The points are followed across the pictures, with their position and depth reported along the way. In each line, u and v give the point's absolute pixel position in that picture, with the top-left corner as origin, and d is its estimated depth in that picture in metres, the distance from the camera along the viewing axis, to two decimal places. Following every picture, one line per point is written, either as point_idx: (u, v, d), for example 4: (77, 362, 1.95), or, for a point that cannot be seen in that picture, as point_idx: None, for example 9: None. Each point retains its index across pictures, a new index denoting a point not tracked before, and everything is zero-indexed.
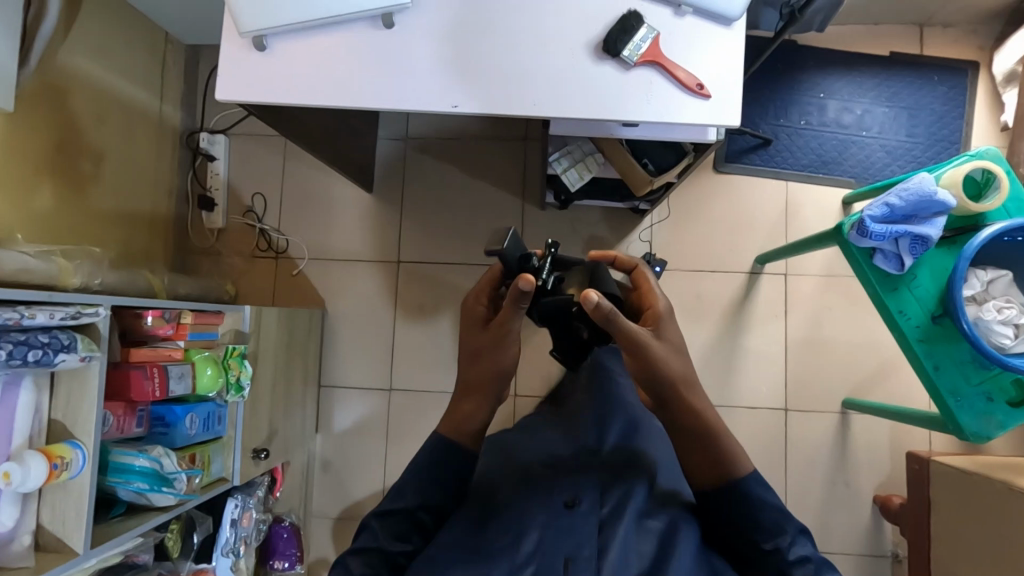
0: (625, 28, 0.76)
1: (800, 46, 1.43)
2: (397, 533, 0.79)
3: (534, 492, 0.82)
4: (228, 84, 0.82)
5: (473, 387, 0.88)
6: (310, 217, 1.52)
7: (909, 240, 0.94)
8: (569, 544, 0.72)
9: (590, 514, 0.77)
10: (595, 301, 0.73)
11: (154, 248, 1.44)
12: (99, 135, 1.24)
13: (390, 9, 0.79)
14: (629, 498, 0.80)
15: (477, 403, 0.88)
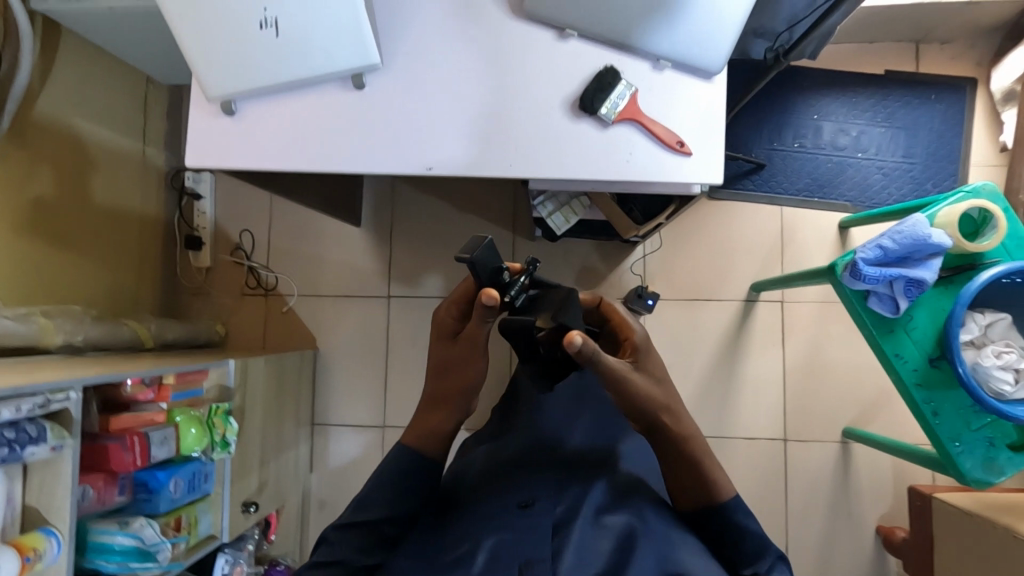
0: (602, 86, 0.74)
1: (791, 70, 1.40)
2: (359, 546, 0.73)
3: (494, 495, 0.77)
4: (198, 152, 0.80)
5: (438, 399, 0.77)
6: (300, 253, 1.51)
7: (904, 283, 0.91)
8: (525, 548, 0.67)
9: (545, 515, 0.72)
10: (579, 344, 0.66)
11: (142, 291, 1.43)
12: (77, 186, 1.23)
13: (359, 70, 0.77)
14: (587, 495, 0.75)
15: (446, 418, 0.77)
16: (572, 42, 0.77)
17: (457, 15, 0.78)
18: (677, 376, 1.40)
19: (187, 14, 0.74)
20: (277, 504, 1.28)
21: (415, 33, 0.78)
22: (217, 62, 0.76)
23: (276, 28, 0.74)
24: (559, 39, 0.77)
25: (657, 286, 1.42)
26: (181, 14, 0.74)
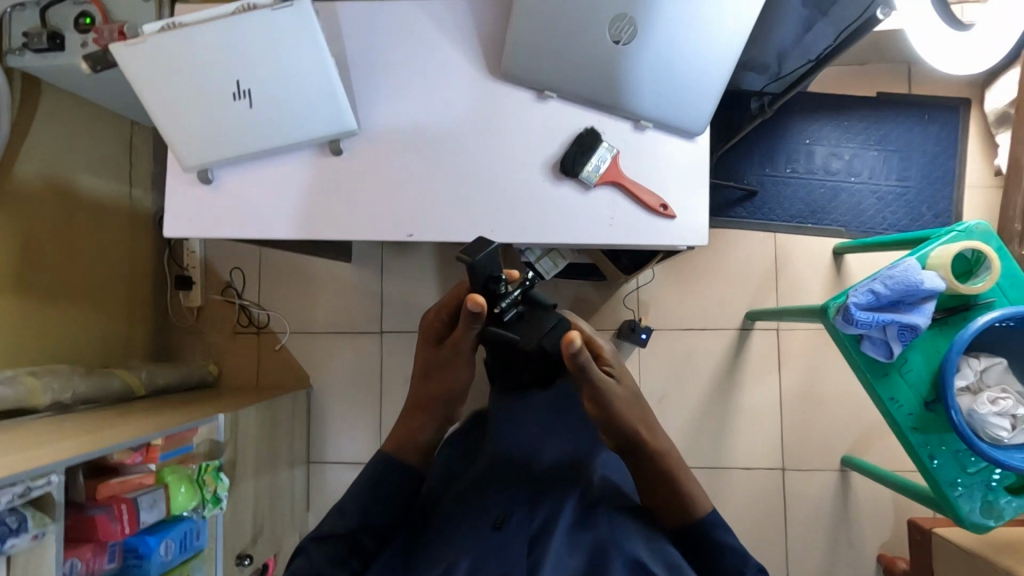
0: (583, 149, 0.73)
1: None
2: (332, 557, 0.70)
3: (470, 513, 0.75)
4: (176, 223, 0.79)
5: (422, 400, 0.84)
6: (291, 290, 1.50)
7: (897, 328, 0.89)
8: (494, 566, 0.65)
9: (521, 530, 0.70)
10: (575, 348, 0.71)
11: (134, 334, 1.42)
12: (62, 236, 1.22)
13: (336, 137, 0.76)
14: (559, 514, 0.73)
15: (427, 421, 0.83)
16: (551, 103, 0.75)
17: (433, 78, 0.76)
18: (672, 407, 1.38)
19: (153, 86, 0.71)
20: (273, 550, 1.27)
21: (391, 96, 0.76)
22: (189, 132, 0.74)
23: (249, 99, 0.72)
24: (538, 100, 0.75)
25: (651, 316, 1.40)
26: (148, 87, 0.71)
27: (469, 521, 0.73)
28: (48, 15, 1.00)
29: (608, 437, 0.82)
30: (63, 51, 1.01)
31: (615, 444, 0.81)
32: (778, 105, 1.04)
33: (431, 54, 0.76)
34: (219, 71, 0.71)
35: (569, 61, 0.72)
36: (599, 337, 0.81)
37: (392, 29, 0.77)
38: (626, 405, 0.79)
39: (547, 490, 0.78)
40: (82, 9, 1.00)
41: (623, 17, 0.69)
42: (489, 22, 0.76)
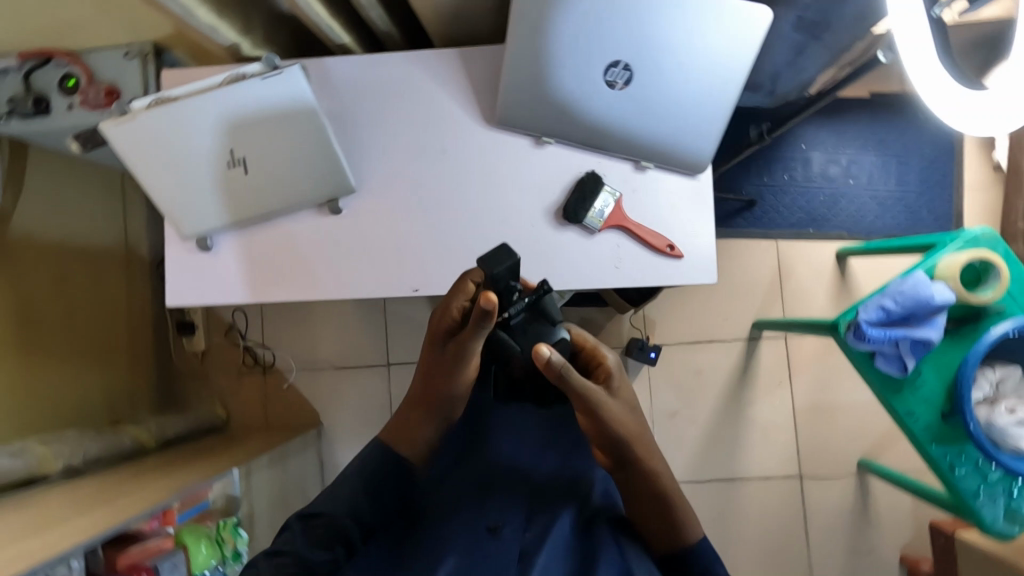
0: (584, 195, 0.72)
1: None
2: (319, 540, 0.67)
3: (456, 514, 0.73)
4: (176, 293, 0.78)
5: (422, 394, 0.74)
6: (294, 329, 1.49)
7: (910, 342, 0.89)
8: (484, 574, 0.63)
9: (512, 543, 0.69)
10: (546, 360, 0.60)
11: (139, 386, 1.39)
12: (62, 294, 1.20)
13: (334, 197, 0.75)
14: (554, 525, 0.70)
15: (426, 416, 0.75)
16: (549, 149, 0.75)
17: (428, 131, 0.76)
18: (684, 423, 1.38)
19: (146, 162, 0.71)
20: None
21: (386, 153, 0.76)
22: (185, 201, 0.74)
23: (244, 166, 0.73)
24: (536, 146, 0.75)
25: (659, 332, 1.39)
26: (140, 160, 0.71)
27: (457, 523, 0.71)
28: (32, 80, 0.97)
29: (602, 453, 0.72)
30: (49, 115, 0.99)
31: (610, 461, 0.72)
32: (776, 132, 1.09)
33: (424, 107, 0.76)
34: (214, 140, 0.71)
35: (568, 108, 0.70)
36: (604, 346, 0.69)
37: (383, 85, 0.76)
38: (627, 420, 0.68)
39: (541, 503, 0.76)
40: (65, 71, 0.97)
41: (619, 62, 0.67)
42: (480, 71, 0.75)
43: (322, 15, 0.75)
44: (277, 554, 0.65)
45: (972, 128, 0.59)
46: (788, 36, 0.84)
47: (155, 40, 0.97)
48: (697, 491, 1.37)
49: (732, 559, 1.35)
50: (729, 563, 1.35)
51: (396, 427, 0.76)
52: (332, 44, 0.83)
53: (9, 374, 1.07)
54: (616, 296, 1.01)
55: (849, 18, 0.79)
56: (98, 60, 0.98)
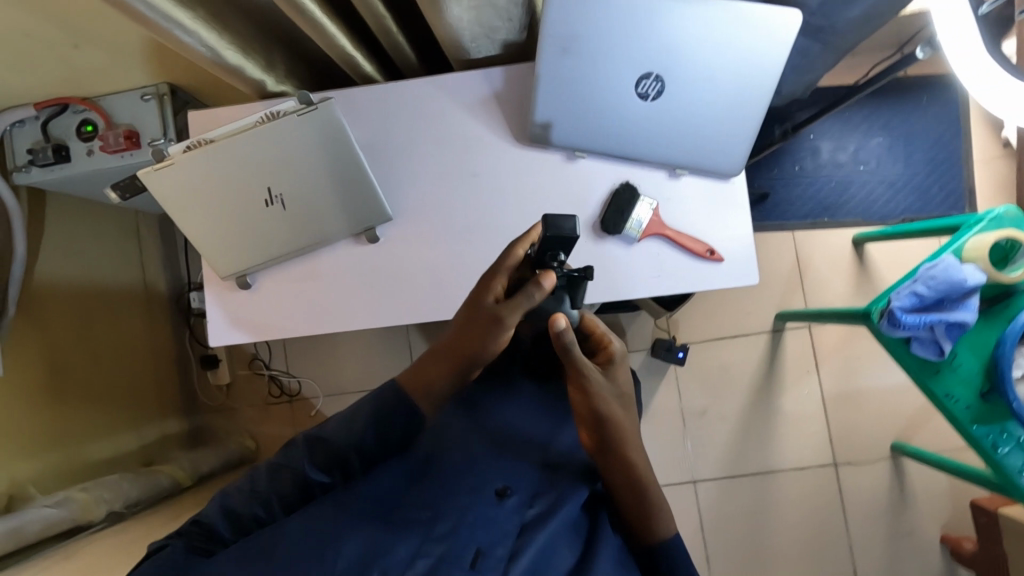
0: (621, 207, 0.73)
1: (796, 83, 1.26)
2: (326, 464, 0.67)
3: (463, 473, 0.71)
4: (220, 333, 0.79)
5: (448, 351, 0.67)
6: (317, 355, 1.49)
7: (945, 326, 0.89)
8: (482, 535, 0.63)
9: (513, 515, 0.68)
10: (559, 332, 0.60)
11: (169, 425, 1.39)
12: (88, 338, 1.20)
13: (371, 225, 0.75)
14: (564, 503, 0.70)
15: (447, 370, 0.68)
16: (582, 162, 0.76)
17: (459, 154, 0.77)
18: (714, 420, 1.39)
19: (186, 207, 0.72)
20: None
21: (421, 179, 0.77)
22: (224, 242, 0.74)
23: (282, 203, 0.73)
24: (569, 161, 0.76)
25: (683, 332, 1.40)
26: (181, 206, 0.72)
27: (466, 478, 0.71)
28: (49, 128, 0.98)
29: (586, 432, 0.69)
30: (70, 162, 0.98)
31: (591, 442, 0.69)
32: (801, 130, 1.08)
33: (455, 131, 0.77)
34: (251, 179, 0.72)
35: (601, 123, 0.72)
36: (614, 334, 0.68)
37: (412, 114, 0.78)
38: (609, 404, 0.66)
39: (553, 475, 0.75)
40: (82, 117, 0.98)
41: (649, 74, 0.69)
42: (507, 93, 0.77)
43: (346, 46, 0.76)
44: (279, 469, 0.67)
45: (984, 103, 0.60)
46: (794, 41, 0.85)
47: (171, 81, 0.97)
48: (734, 487, 1.37)
49: (774, 553, 1.36)
50: (771, 556, 1.36)
51: (415, 372, 0.69)
52: (355, 74, 0.83)
53: (43, 425, 1.07)
54: (650, 302, 1.02)
55: (853, 19, 0.79)
56: (114, 104, 0.98)
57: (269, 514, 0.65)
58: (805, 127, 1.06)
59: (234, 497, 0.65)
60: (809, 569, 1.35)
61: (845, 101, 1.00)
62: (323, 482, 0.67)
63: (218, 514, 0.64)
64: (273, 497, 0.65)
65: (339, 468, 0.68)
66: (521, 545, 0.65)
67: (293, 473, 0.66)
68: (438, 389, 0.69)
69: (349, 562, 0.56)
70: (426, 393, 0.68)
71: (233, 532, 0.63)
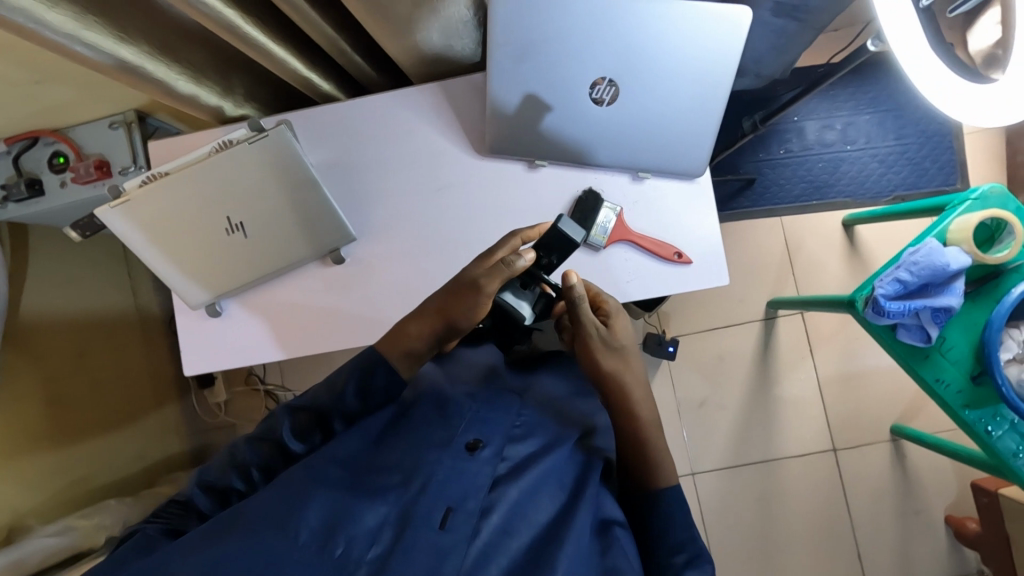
0: (585, 213, 0.72)
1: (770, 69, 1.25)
2: (301, 430, 0.67)
3: (442, 424, 0.67)
4: (194, 360, 0.78)
5: (431, 309, 0.69)
6: (313, 372, 1.50)
7: (931, 311, 0.87)
8: (452, 492, 0.58)
9: (487, 466, 0.63)
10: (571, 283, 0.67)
11: (167, 414, 1.41)
12: (84, 363, 1.20)
13: (335, 247, 0.75)
14: (542, 459, 0.69)
15: (426, 328, 0.69)
16: (544, 170, 0.75)
17: (422, 167, 0.76)
18: (713, 410, 1.37)
19: (148, 242, 0.72)
20: None
21: (387, 195, 0.76)
22: (193, 271, 0.74)
23: (243, 232, 0.73)
24: (531, 170, 0.75)
25: (676, 324, 1.39)
26: (146, 247, 0.71)
27: (439, 428, 0.67)
28: (21, 163, 0.98)
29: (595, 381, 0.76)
30: (44, 195, 0.98)
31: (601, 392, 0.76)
32: (770, 122, 1.06)
33: (417, 145, 0.76)
34: (213, 210, 0.72)
35: (558, 132, 0.70)
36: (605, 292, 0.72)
37: (373, 129, 0.77)
38: (602, 355, 0.71)
39: (542, 425, 0.75)
40: (54, 150, 0.98)
41: (603, 78, 0.67)
42: (465, 104, 0.76)
43: (300, 69, 0.76)
44: (258, 441, 0.67)
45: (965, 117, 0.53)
46: (769, 23, 0.83)
47: (138, 107, 0.97)
48: (736, 477, 1.36)
49: (780, 542, 1.35)
50: (776, 543, 1.35)
51: (392, 331, 0.70)
52: (314, 93, 0.83)
53: (44, 456, 1.08)
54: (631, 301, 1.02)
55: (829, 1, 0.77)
56: (83, 136, 0.98)
57: (248, 485, 0.66)
58: (772, 118, 1.04)
59: (212, 471, 0.67)
60: (817, 555, 1.34)
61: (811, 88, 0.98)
62: (301, 450, 0.67)
63: (197, 488, 0.66)
64: (253, 466, 0.66)
65: (319, 431, 0.68)
66: (495, 499, 0.62)
67: (271, 442, 0.67)
68: (415, 348, 0.69)
69: (312, 535, 0.53)
70: (404, 350, 0.69)
71: (216, 504, 0.65)
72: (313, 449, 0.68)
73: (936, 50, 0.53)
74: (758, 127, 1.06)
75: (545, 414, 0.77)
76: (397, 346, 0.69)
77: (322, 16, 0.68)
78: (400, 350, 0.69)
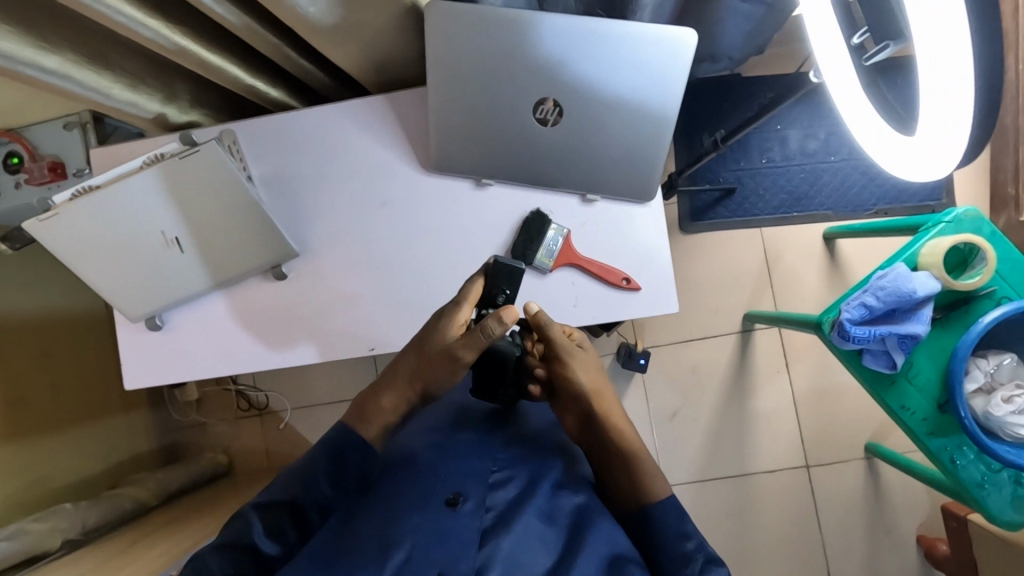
0: (532, 235, 0.70)
1: (745, 78, 1.22)
2: (272, 527, 0.59)
3: (413, 479, 0.64)
4: (134, 372, 0.77)
5: (404, 378, 0.67)
6: (287, 379, 1.50)
7: (896, 338, 0.85)
8: (440, 556, 0.54)
9: (473, 517, 0.59)
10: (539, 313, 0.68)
11: (135, 417, 1.41)
12: (46, 363, 1.18)
13: (277, 262, 0.73)
14: (531, 497, 0.64)
15: (400, 398, 0.68)
16: (491, 189, 0.73)
17: (367, 184, 0.74)
18: (685, 423, 1.35)
19: (81, 255, 0.70)
20: None
21: (331, 208, 0.75)
22: (128, 286, 0.72)
23: (179, 246, 0.71)
24: (478, 188, 0.73)
25: (649, 335, 1.37)
26: (81, 259, 0.70)
27: (413, 489, 0.62)
28: None
29: (569, 415, 0.72)
30: None
31: (575, 422, 0.72)
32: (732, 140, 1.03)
33: (358, 158, 0.74)
34: (146, 224, 0.70)
35: (504, 152, 0.68)
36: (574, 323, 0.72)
37: (311, 142, 0.75)
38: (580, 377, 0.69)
39: (526, 455, 0.71)
40: (8, 150, 0.90)
41: (547, 99, 0.65)
42: (412, 121, 0.74)
43: (242, 76, 0.73)
44: (225, 548, 0.57)
45: (907, 170, 0.47)
46: (739, 9, 0.84)
47: (94, 108, 0.91)
48: (708, 491, 1.34)
49: (750, 558, 1.33)
50: (747, 559, 1.33)
51: (363, 404, 0.67)
52: (263, 100, 0.81)
53: (4, 456, 1.05)
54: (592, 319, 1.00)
55: None
56: (39, 134, 0.91)
57: None
58: (735, 136, 1.00)
59: None
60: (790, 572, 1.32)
61: (765, 115, 0.95)
62: (277, 554, 0.59)
63: None
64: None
65: (294, 526, 0.60)
66: (490, 554, 0.56)
67: (241, 549, 0.57)
68: (391, 420, 0.68)
69: None
70: (381, 424, 0.66)
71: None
72: (289, 553, 0.60)
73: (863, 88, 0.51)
74: (718, 145, 1.03)
75: (524, 449, 0.72)
76: (373, 423, 0.67)
77: (262, 22, 0.65)
78: (375, 424, 0.67)
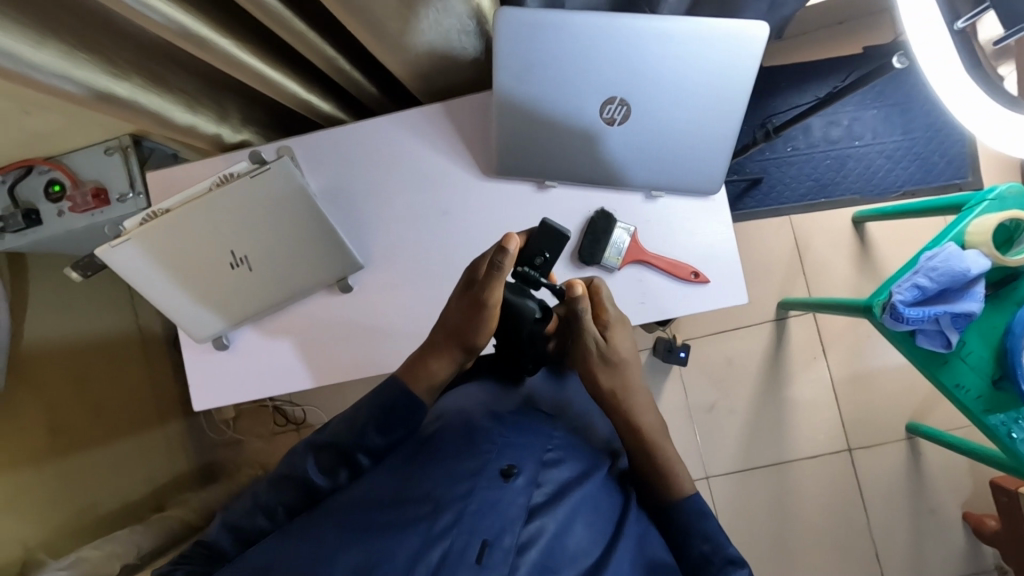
0: (598, 234, 0.71)
1: (769, 68, 1.22)
2: (327, 466, 0.62)
3: (462, 444, 0.62)
4: (203, 396, 0.77)
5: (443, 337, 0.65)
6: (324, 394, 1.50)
7: (950, 317, 0.85)
8: (489, 525, 0.54)
9: (522, 494, 0.58)
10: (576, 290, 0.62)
11: (171, 433, 1.38)
12: (90, 389, 1.17)
13: (345, 275, 0.74)
14: (580, 482, 0.65)
15: (445, 359, 0.66)
16: (553, 191, 0.73)
17: (426, 194, 0.75)
18: (723, 414, 1.36)
19: (147, 279, 0.69)
20: None
21: (389, 219, 0.75)
22: (200, 308, 0.72)
23: (248, 264, 0.71)
24: (540, 190, 0.73)
25: (685, 329, 1.37)
26: (144, 279, 0.69)
27: (467, 457, 0.60)
28: (16, 193, 0.85)
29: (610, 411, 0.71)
30: (43, 226, 0.86)
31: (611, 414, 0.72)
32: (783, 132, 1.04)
33: (410, 168, 0.75)
34: (213, 240, 0.70)
35: (559, 156, 0.69)
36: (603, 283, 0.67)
37: (366, 153, 0.75)
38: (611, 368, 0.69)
39: (583, 443, 0.72)
40: (49, 177, 0.86)
41: (614, 98, 0.65)
42: (471, 129, 0.74)
43: (298, 92, 0.74)
44: (281, 480, 0.62)
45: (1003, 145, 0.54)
46: None
47: (134, 131, 0.86)
48: (750, 480, 1.35)
49: (791, 544, 1.34)
50: (792, 546, 1.34)
51: (411, 365, 0.66)
52: (314, 114, 0.81)
53: (54, 485, 1.03)
54: None
55: None
56: (80, 160, 0.86)
57: (272, 523, 0.61)
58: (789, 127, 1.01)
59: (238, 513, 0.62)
60: (834, 556, 1.33)
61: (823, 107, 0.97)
62: (326, 486, 0.62)
63: (222, 530, 0.62)
64: (276, 507, 0.61)
65: (345, 468, 0.62)
66: (535, 531, 0.57)
67: (295, 481, 0.62)
68: (440, 380, 0.66)
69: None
70: (428, 386, 0.65)
71: (240, 546, 0.61)
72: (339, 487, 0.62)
73: (967, 71, 0.53)
74: (770, 135, 1.04)
75: (577, 438, 0.73)
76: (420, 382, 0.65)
77: (319, 35, 0.65)
78: (424, 385, 0.65)
